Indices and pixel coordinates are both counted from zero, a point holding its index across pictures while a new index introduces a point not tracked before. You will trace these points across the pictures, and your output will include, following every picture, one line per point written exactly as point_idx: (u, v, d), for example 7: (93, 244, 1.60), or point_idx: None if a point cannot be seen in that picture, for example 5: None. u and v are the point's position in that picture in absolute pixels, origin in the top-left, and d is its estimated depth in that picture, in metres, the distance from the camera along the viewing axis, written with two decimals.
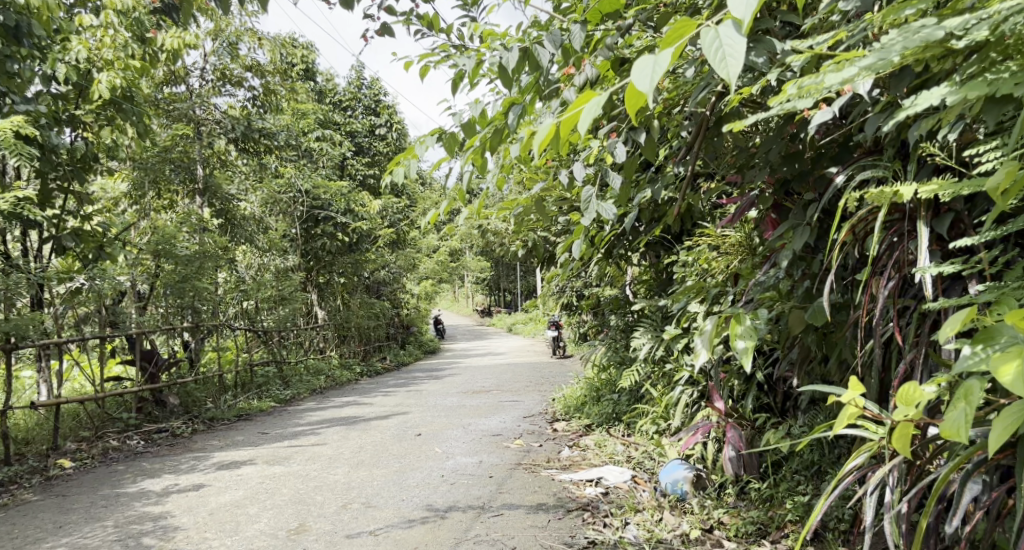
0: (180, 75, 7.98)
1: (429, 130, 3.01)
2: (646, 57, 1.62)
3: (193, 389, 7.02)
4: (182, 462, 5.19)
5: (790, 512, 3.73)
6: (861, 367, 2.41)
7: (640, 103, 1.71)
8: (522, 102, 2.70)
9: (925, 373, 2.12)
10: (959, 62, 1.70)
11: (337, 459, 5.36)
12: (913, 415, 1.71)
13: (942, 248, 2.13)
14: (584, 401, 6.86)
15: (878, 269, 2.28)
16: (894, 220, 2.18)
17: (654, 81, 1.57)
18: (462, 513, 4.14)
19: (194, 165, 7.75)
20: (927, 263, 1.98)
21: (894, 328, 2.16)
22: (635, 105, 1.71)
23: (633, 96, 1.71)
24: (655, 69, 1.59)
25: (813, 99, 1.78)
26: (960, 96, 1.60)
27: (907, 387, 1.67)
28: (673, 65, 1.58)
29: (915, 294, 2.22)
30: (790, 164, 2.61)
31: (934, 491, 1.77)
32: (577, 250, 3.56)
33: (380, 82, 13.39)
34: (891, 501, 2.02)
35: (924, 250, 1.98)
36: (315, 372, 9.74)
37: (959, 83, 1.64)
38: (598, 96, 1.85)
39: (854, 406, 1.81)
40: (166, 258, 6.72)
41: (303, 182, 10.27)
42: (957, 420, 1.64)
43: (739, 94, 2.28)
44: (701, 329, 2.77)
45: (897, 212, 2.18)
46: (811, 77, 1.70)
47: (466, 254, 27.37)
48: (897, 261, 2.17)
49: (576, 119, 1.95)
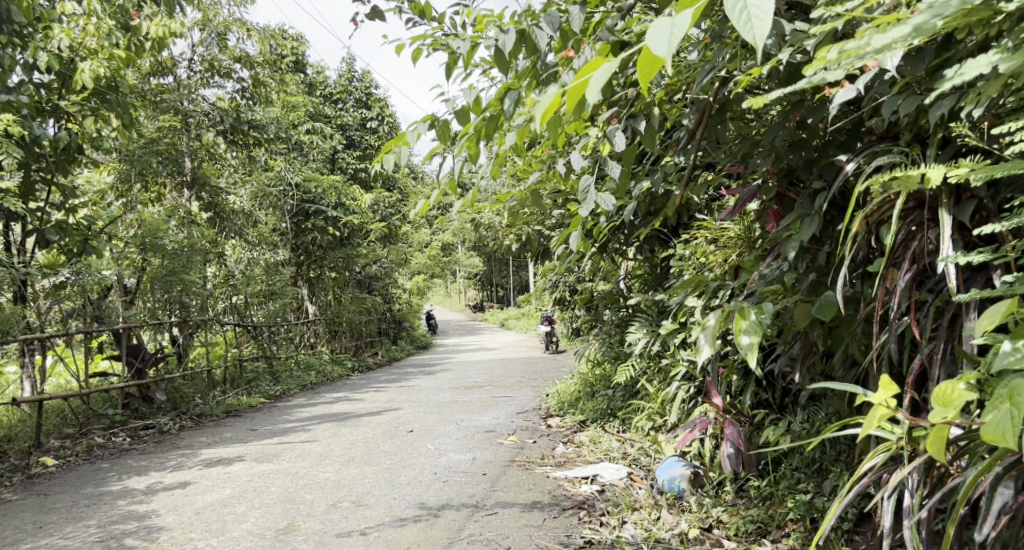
0: (168, 66, 7.85)
1: (422, 117, 2.90)
2: (663, 19, 1.51)
3: (181, 385, 6.91)
4: (169, 459, 5.08)
5: (791, 511, 3.65)
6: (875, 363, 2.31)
7: (653, 72, 1.60)
8: (517, 88, 2.60)
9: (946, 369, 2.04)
10: (1005, 28, 1.60)
11: (327, 456, 5.26)
12: (950, 417, 1.63)
13: (964, 237, 2.04)
14: (578, 397, 6.78)
15: (895, 260, 2.18)
16: (910, 209, 2.09)
17: (672, 47, 1.47)
18: (456, 512, 4.04)
19: (182, 158, 7.64)
20: (950, 252, 1.89)
21: (912, 321, 2.07)
22: (649, 74, 1.60)
23: (647, 63, 1.60)
24: (674, 33, 1.48)
25: (843, 71, 1.68)
26: (1013, 63, 1.50)
27: (945, 386, 1.61)
28: (693, 27, 1.48)
29: (934, 286, 2.13)
30: (797, 152, 2.55)
31: (963, 495, 1.70)
32: (574, 241, 3.33)
33: (371, 74, 13.26)
34: (911, 505, 1.96)
35: (947, 239, 1.91)
36: (306, 368, 9.63)
37: (1008, 50, 1.54)
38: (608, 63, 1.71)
39: (885, 406, 1.74)
40: (153, 252, 6.59)
41: (294, 175, 10.13)
42: (1000, 422, 1.57)
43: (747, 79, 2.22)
44: (705, 324, 2.62)
45: (916, 200, 2.08)
46: (853, 41, 1.58)
47: (458, 250, 27.27)
48: (915, 251, 2.09)
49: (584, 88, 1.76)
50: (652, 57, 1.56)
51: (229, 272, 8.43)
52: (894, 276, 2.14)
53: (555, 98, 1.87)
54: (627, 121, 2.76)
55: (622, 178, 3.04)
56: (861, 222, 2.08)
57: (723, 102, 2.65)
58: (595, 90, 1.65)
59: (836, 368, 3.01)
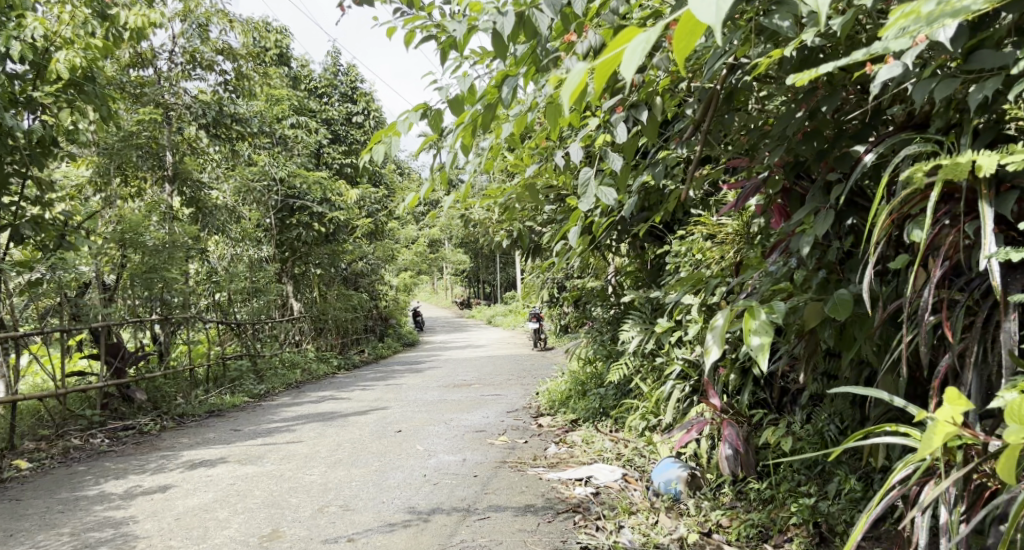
0: (148, 58, 7.65)
1: (414, 106, 2.76)
2: None
3: (162, 384, 6.73)
4: (149, 462, 4.91)
5: (795, 515, 3.53)
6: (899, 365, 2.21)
7: (691, 46, 1.46)
8: (516, 74, 2.46)
9: (981, 374, 1.94)
10: None
11: (313, 458, 5.10)
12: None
13: (1004, 232, 1.94)
14: (568, 395, 6.65)
15: (925, 256, 2.07)
16: (946, 201, 1.98)
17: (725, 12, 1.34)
18: (446, 516, 3.91)
19: (163, 152, 7.45)
20: (995, 249, 1.79)
21: (944, 322, 1.97)
22: (686, 49, 1.45)
23: (682, 36, 1.46)
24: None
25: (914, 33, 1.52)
26: None
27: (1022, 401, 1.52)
28: None
29: (967, 284, 2.03)
30: (808, 143, 2.43)
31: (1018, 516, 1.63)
32: (573, 237, 3.20)
33: (356, 68, 13.08)
34: (947, 521, 1.88)
35: (988, 236, 1.81)
36: (290, 366, 9.44)
37: None
38: (643, 32, 1.44)
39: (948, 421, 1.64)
40: (132, 247, 6.44)
41: (278, 170, 9.93)
42: None
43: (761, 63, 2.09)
44: (713, 324, 2.48)
45: (953, 192, 1.97)
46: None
47: (445, 247, 27.10)
48: (948, 248, 1.98)
49: (615, 61, 1.46)
50: (692, 24, 1.43)
51: (212, 268, 8.24)
52: (925, 274, 2.03)
53: (582, 79, 1.54)
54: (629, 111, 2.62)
55: (624, 170, 2.91)
56: (888, 218, 1.97)
57: (731, 91, 2.51)
58: (635, 64, 1.39)
59: (844, 369, 2.90)
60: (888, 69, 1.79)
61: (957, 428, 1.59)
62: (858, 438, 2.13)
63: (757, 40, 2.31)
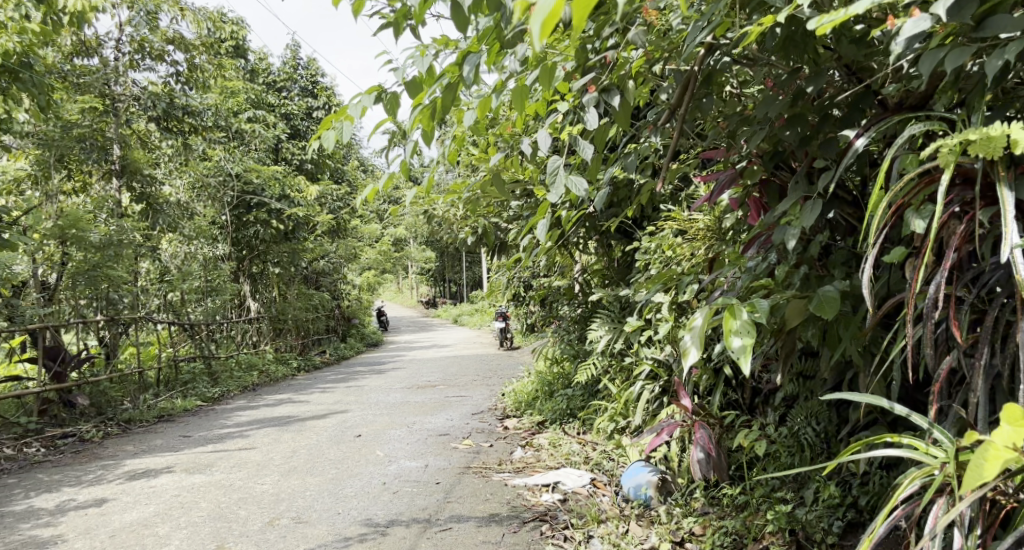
0: (93, 46, 7.33)
1: (367, 89, 2.49)
2: None
3: (107, 389, 6.44)
4: (88, 472, 4.62)
5: (772, 523, 3.27)
6: (897, 367, 2.03)
7: None
8: (477, 52, 2.24)
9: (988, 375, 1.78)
10: None
11: (265, 466, 4.84)
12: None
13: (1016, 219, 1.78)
14: (535, 396, 6.45)
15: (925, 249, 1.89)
16: (954, 185, 1.80)
17: None
18: (406, 529, 3.69)
19: (111, 146, 7.15)
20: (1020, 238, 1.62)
21: (952, 321, 1.79)
22: None
23: None
24: None
25: None
26: None
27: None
28: None
29: (973, 277, 1.86)
30: (792, 129, 2.24)
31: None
32: (540, 231, 2.94)
33: (317, 62, 12.82)
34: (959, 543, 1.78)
35: (1011, 224, 1.65)
36: (247, 367, 9.14)
37: None
38: None
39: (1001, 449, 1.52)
40: (74, 244, 6.18)
41: (233, 165, 9.62)
42: None
43: (755, 29, 1.92)
44: (690, 324, 2.25)
45: (962, 176, 1.80)
46: None
47: (411, 246, 26.84)
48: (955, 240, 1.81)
49: None
50: None
51: (164, 267, 7.95)
52: (928, 266, 1.87)
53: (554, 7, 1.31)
54: (600, 94, 2.41)
55: (594, 160, 2.69)
56: (891, 208, 1.79)
57: (709, 72, 2.35)
58: None
59: (826, 368, 2.73)
60: (915, 21, 1.58)
61: (1017, 452, 1.51)
62: (854, 449, 1.97)
63: (742, 14, 2.18)
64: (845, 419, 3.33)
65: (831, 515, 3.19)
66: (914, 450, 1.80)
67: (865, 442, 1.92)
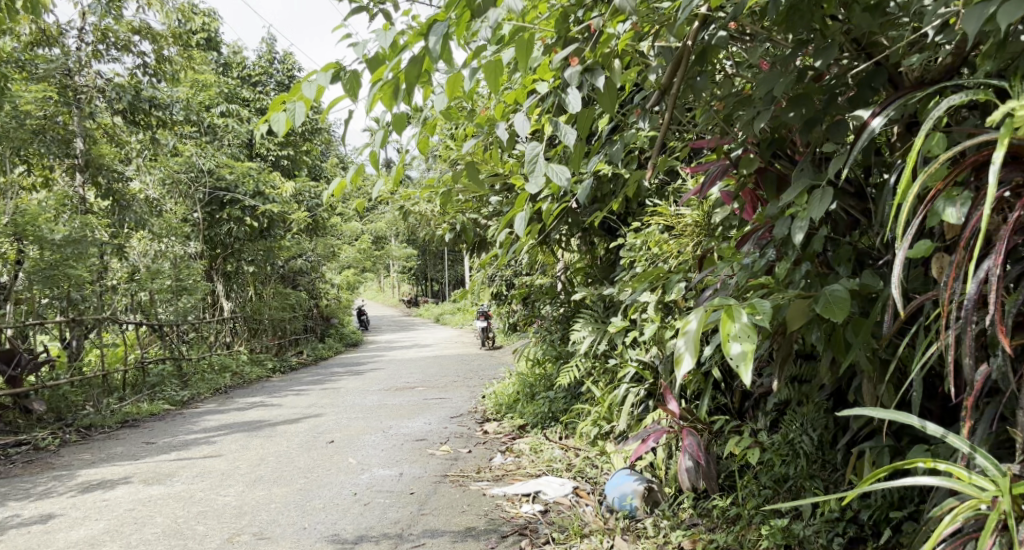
0: (53, 35, 7.04)
1: (324, 66, 2.25)
2: None
3: (67, 393, 6.20)
4: (37, 485, 4.40)
5: (767, 539, 3.01)
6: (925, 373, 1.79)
7: None
8: (445, 20, 2.01)
9: None
10: None
11: (230, 475, 4.59)
12: None
13: None
14: (517, 398, 6.21)
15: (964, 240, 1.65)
16: (1005, 166, 1.56)
17: None
18: (375, 545, 3.46)
19: (74, 140, 6.93)
20: None
21: (1003, 322, 1.55)
22: None
23: None
24: None
25: None
26: None
27: None
28: None
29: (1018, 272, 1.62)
30: (797, 111, 1.99)
31: None
32: (518, 225, 2.68)
33: (292, 57, 12.54)
34: None
35: None
36: (220, 369, 8.87)
37: None
38: None
39: None
40: (33, 242, 5.92)
41: (205, 161, 9.34)
42: None
43: None
44: (682, 329, 1.98)
45: (1013, 154, 1.56)
46: None
47: (392, 243, 26.58)
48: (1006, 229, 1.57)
49: None
50: None
51: (133, 266, 7.69)
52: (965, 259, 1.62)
53: None
54: (583, 71, 2.17)
55: (575, 148, 2.45)
56: (932, 194, 1.54)
57: (704, 48, 2.13)
58: None
59: (824, 373, 2.49)
60: None
61: None
62: (878, 473, 1.72)
63: None
64: (844, 426, 3.10)
65: (830, 531, 2.92)
66: (956, 480, 1.58)
67: (888, 468, 1.67)
